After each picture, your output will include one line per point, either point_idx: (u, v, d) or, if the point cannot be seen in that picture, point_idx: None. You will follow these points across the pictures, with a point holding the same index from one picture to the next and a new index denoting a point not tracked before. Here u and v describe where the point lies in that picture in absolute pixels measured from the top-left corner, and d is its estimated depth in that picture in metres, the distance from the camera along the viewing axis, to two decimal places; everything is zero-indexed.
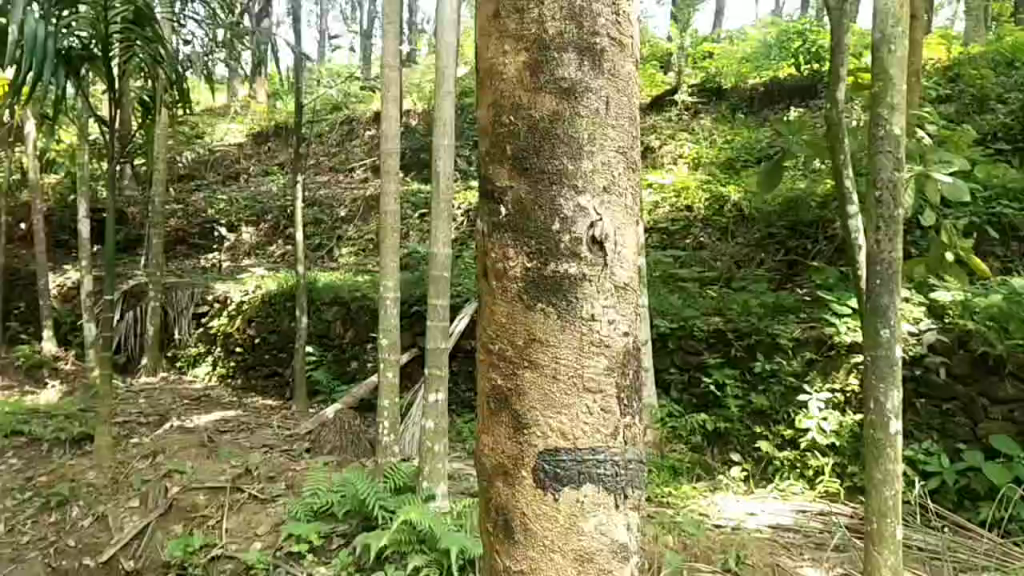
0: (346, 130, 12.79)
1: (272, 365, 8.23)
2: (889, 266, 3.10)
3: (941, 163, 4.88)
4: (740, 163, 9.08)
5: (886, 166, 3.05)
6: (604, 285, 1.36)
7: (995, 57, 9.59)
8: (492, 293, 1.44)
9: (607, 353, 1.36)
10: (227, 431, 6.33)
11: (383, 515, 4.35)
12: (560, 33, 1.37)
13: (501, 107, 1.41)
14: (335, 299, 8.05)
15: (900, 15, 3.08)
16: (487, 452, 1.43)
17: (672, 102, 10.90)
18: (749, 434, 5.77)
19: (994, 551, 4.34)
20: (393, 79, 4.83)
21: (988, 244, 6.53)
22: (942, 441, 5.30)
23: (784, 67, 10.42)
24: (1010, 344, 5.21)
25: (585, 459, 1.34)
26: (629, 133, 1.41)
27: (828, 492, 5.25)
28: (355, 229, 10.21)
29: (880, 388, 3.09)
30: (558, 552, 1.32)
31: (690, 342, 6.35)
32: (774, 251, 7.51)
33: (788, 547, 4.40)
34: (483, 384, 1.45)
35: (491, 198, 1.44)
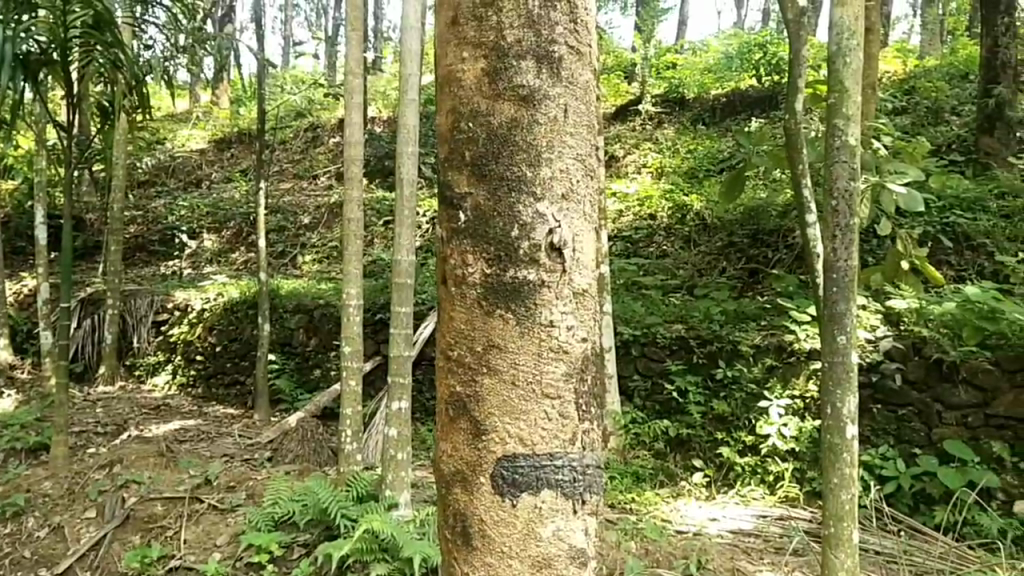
0: (310, 137, 12.72)
1: (234, 373, 8.09)
2: (846, 274, 3.14)
3: (896, 173, 4.99)
4: (703, 172, 9.19)
5: (842, 175, 3.11)
6: (561, 292, 1.42)
7: (949, 69, 9.80)
8: (451, 299, 1.48)
9: (566, 359, 1.42)
10: (186, 441, 6.25)
11: (345, 524, 4.32)
12: (519, 41, 1.42)
13: (461, 113, 1.47)
14: (298, 306, 8.00)
15: (855, 29, 3.15)
16: (445, 457, 1.47)
17: (635, 112, 11.03)
18: (711, 440, 5.82)
19: (949, 555, 4.42)
20: (358, 87, 4.83)
21: (942, 253, 6.66)
22: (898, 446, 5.38)
23: (744, 79, 10.57)
24: (964, 350, 5.35)
25: (543, 464, 1.40)
26: (588, 140, 1.47)
27: (788, 497, 5.38)
28: (319, 237, 10.14)
29: (836, 393, 3.14)
30: (515, 558, 1.38)
31: (654, 349, 6.39)
32: (736, 259, 7.60)
33: (749, 551, 4.45)
34: (442, 389, 1.49)
35: (450, 204, 1.49)
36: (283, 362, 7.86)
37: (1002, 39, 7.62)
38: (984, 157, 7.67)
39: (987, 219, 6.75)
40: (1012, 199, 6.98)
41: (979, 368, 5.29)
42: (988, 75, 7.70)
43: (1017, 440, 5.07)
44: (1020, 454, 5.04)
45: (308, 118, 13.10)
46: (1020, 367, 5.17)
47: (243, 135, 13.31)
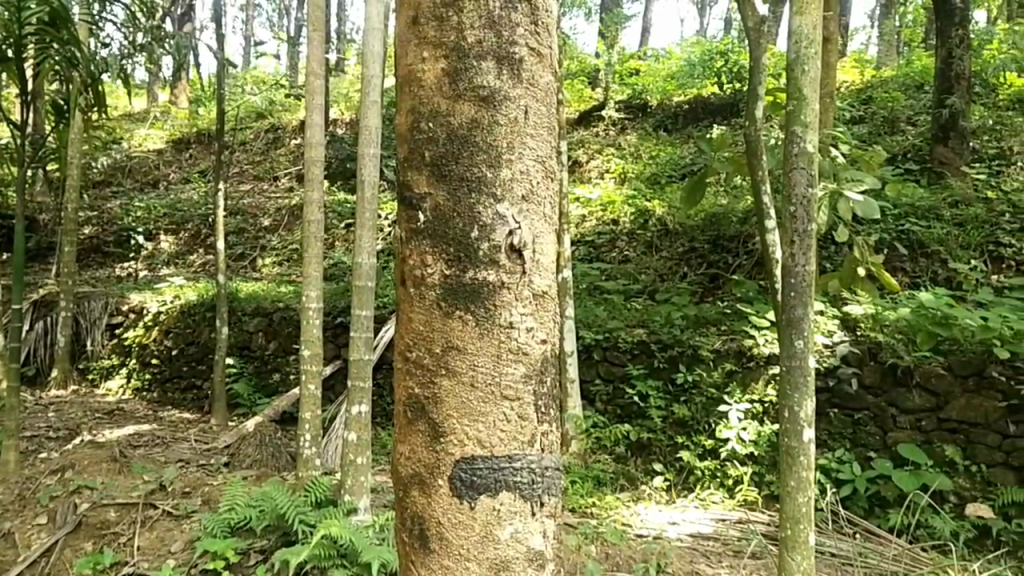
0: (272, 138, 12.58)
1: (191, 376, 7.96)
2: (803, 279, 3.18)
3: (853, 181, 5.06)
4: (665, 178, 9.26)
5: (801, 181, 3.15)
6: (521, 293, 1.41)
7: (905, 80, 9.98)
8: (409, 300, 1.47)
9: (525, 361, 1.41)
10: (141, 446, 6.12)
11: (303, 530, 4.26)
12: (479, 41, 1.41)
13: (421, 113, 1.45)
14: (257, 309, 7.90)
15: (814, 37, 3.17)
16: (403, 461, 1.45)
17: (598, 118, 11.10)
18: (671, 444, 5.85)
19: (904, 557, 4.49)
20: (318, 87, 4.77)
21: (897, 260, 6.77)
22: (854, 449, 5.45)
23: (706, 86, 10.69)
24: (918, 355, 5.45)
25: (501, 466, 1.39)
26: (548, 142, 1.46)
27: (747, 500, 5.41)
28: (279, 239, 10.03)
29: (794, 397, 3.16)
30: (473, 561, 1.36)
31: (615, 353, 6.42)
32: (696, 265, 7.67)
33: (708, 555, 4.47)
34: (399, 392, 1.47)
35: (409, 204, 1.47)
36: (241, 365, 7.76)
37: (956, 51, 7.77)
38: (938, 166, 7.82)
39: (941, 227, 6.90)
40: (964, 207, 7.13)
41: (932, 373, 5.39)
42: (942, 87, 7.85)
43: (969, 443, 5.18)
44: (972, 457, 5.14)
45: (269, 120, 12.98)
46: (971, 372, 5.27)
47: (202, 135, 13.15)
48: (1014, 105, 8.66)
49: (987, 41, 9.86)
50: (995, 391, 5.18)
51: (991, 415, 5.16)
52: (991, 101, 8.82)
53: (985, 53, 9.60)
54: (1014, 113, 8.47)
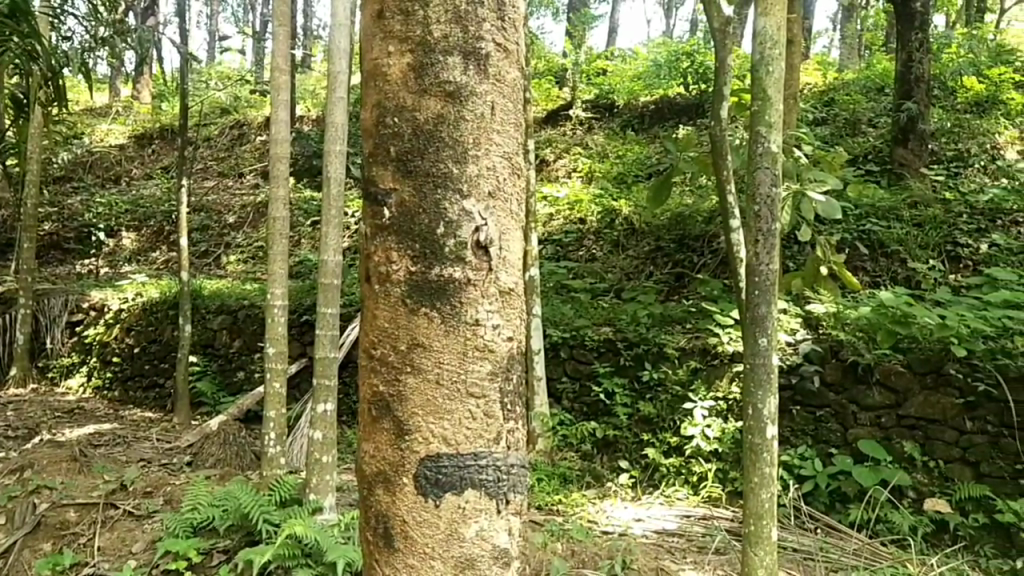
0: (236, 134, 12.44)
1: (153, 376, 7.82)
2: (767, 278, 3.22)
3: (816, 182, 5.13)
4: (631, 177, 9.32)
5: (765, 181, 3.18)
6: (487, 290, 1.42)
7: (867, 82, 10.14)
8: (374, 296, 1.47)
9: (491, 358, 1.41)
10: (101, 445, 6.04)
11: (267, 529, 4.23)
12: (446, 36, 1.42)
13: (386, 108, 1.45)
14: (221, 307, 7.80)
15: (778, 38, 3.21)
16: (368, 458, 1.45)
17: (565, 117, 11.13)
18: (637, 442, 5.90)
19: (864, 551, 4.57)
20: (284, 83, 4.72)
21: (859, 259, 6.89)
22: (816, 446, 5.53)
23: (673, 87, 10.79)
24: (878, 353, 5.54)
25: (467, 464, 1.39)
26: (515, 138, 1.47)
27: (711, 497, 5.46)
28: (244, 237, 9.93)
29: (758, 394, 3.20)
30: (438, 559, 1.37)
31: (581, 352, 6.45)
32: (662, 263, 7.74)
33: (672, 551, 4.51)
34: (364, 389, 1.47)
35: (374, 200, 1.47)
36: (205, 364, 7.68)
37: (915, 54, 7.91)
38: (898, 167, 7.96)
39: (901, 227, 7.02)
40: (923, 208, 7.26)
41: (892, 370, 5.48)
42: (902, 90, 8.00)
43: (928, 439, 5.29)
44: (930, 453, 5.26)
45: (234, 116, 12.84)
46: (930, 369, 5.38)
47: (165, 131, 12.96)
48: (972, 108, 8.83)
49: (945, 45, 10.08)
50: (952, 389, 5.29)
51: (949, 412, 5.26)
52: (950, 104, 8.98)
53: (944, 57, 9.78)
54: (971, 116, 8.62)
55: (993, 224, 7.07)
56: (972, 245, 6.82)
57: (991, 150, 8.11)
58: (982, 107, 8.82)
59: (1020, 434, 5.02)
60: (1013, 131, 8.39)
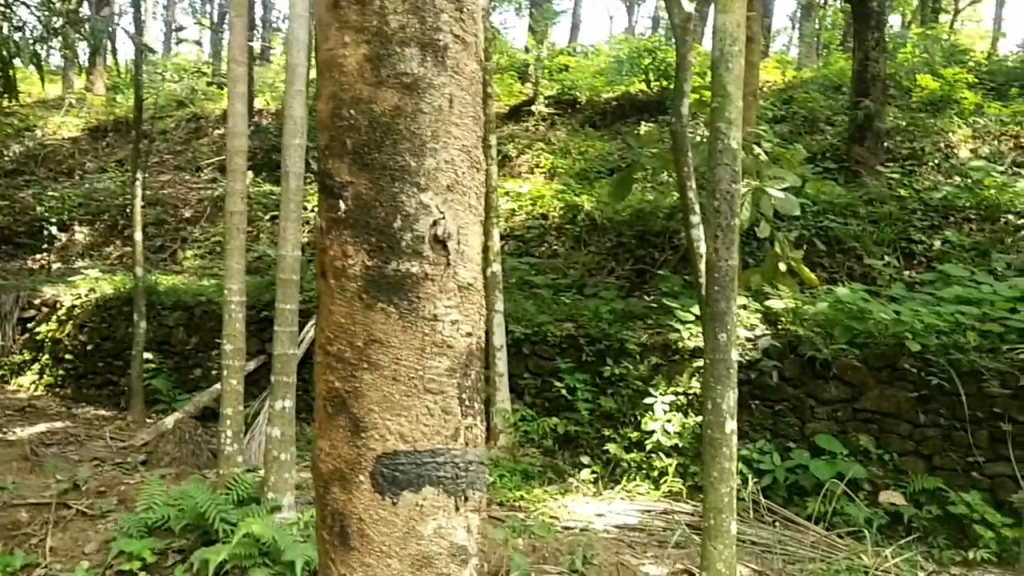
0: (193, 128, 12.22)
1: (106, 372, 7.71)
2: (726, 273, 3.23)
3: (776, 179, 5.16)
4: (594, 173, 9.34)
5: (725, 177, 3.19)
6: (446, 285, 1.39)
7: (824, 81, 10.26)
8: (330, 291, 1.44)
9: (449, 353, 1.39)
10: (53, 444, 5.89)
11: (224, 529, 4.16)
12: (403, 28, 1.39)
13: (342, 99, 1.42)
14: (177, 302, 7.65)
15: (737, 35, 3.22)
16: (324, 456, 1.43)
17: (528, 113, 11.10)
18: (598, 437, 5.91)
19: (820, 544, 4.65)
20: (240, 76, 4.63)
21: (816, 256, 6.94)
22: (774, 440, 5.58)
23: (635, 83, 10.81)
24: (835, 348, 5.62)
25: (424, 461, 1.37)
26: (474, 131, 1.44)
27: (672, 491, 5.48)
28: (201, 232, 9.76)
29: (717, 389, 3.21)
30: (395, 557, 1.36)
31: (543, 347, 6.43)
32: (624, 259, 7.78)
33: (634, 546, 4.52)
34: (320, 385, 1.44)
35: (330, 193, 1.44)
36: (160, 361, 7.51)
37: (872, 54, 8.03)
38: (856, 165, 8.05)
39: (858, 224, 7.12)
40: (879, 205, 7.39)
41: (849, 365, 5.55)
42: (859, 88, 8.10)
43: (883, 432, 5.39)
44: (884, 446, 5.36)
45: (191, 108, 12.62)
46: (885, 363, 5.47)
47: (119, 123, 12.69)
48: (926, 106, 8.98)
49: (900, 44, 10.25)
50: (906, 383, 5.39)
51: (903, 406, 5.36)
52: (906, 103, 9.13)
53: (899, 56, 9.94)
54: (926, 115, 8.74)
55: (946, 221, 7.22)
56: (926, 242, 6.97)
57: (943, 148, 8.27)
58: (935, 107, 8.97)
59: (972, 427, 5.19)
60: (967, 130, 8.54)
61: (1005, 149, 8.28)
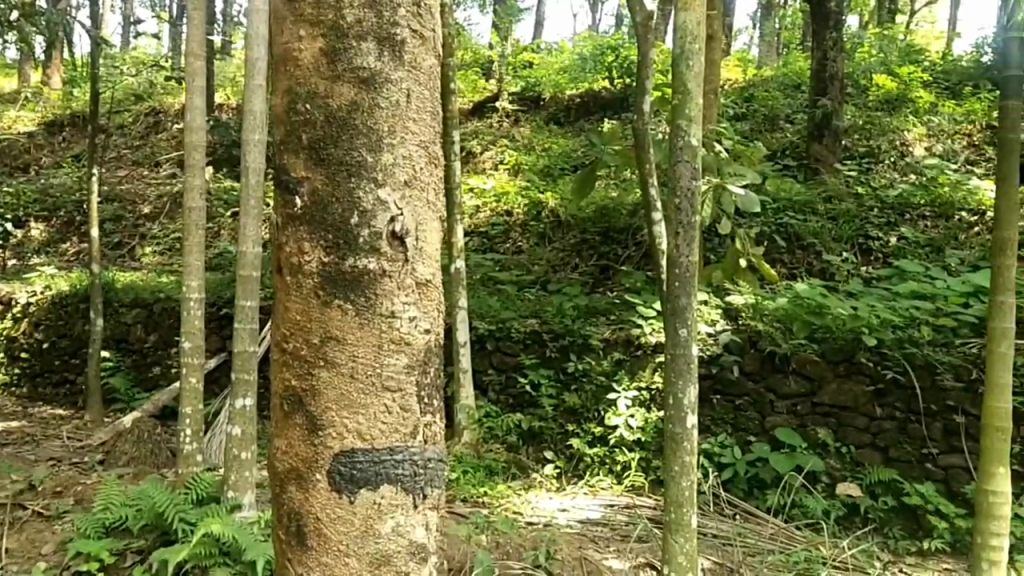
0: (151, 123, 12.14)
1: (63, 371, 7.56)
2: (687, 269, 3.26)
3: (736, 176, 5.21)
4: (557, 170, 9.37)
5: (685, 174, 3.22)
6: (403, 282, 1.39)
7: (784, 79, 10.40)
8: (286, 288, 1.43)
9: (406, 351, 1.39)
10: (8, 445, 5.79)
11: (183, 529, 4.11)
12: (359, 21, 1.38)
13: (297, 94, 1.41)
14: (135, 300, 7.56)
15: (697, 33, 3.23)
16: (280, 455, 1.42)
17: (492, 109, 11.13)
18: (562, 433, 5.93)
19: (779, 536, 4.72)
20: (199, 70, 4.56)
21: (776, 252, 7.04)
22: (735, 434, 5.64)
23: (598, 81, 10.87)
24: (794, 342, 5.69)
25: (382, 459, 1.37)
26: (432, 127, 1.44)
27: (635, 486, 5.52)
28: (160, 228, 9.63)
29: (678, 384, 3.23)
30: (353, 556, 1.35)
31: (507, 344, 6.44)
32: (587, 255, 7.81)
33: (597, 540, 4.55)
34: (276, 383, 1.43)
35: (285, 189, 1.43)
36: (117, 359, 7.41)
37: (830, 53, 8.14)
38: (814, 163, 8.17)
39: (817, 221, 7.24)
40: (837, 202, 7.51)
41: (808, 360, 5.63)
42: (818, 87, 8.21)
43: (840, 425, 5.48)
44: (842, 439, 5.45)
45: (150, 102, 12.47)
46: (842, 358, 5.56)
47: (76, 117, 12.49)
48: (883, 105, 9.13)
49: (858, 44, 10.43)
50: (863, 376, 5.48)
51: (860, 400, 5.46)
52: (863, 101, 9.29)
53: (857, 56, 10.12)
54: (882, 113, 8.89)
55: (902, 218, 7.36)
56: (882, 238, 7.09)
57: (900, 147, 8.41)
58: (892, 105, 9.13)
59: (926, 419, 5.29)
60: (922, 128, 8.66)
61: (958, 148, 8.44)
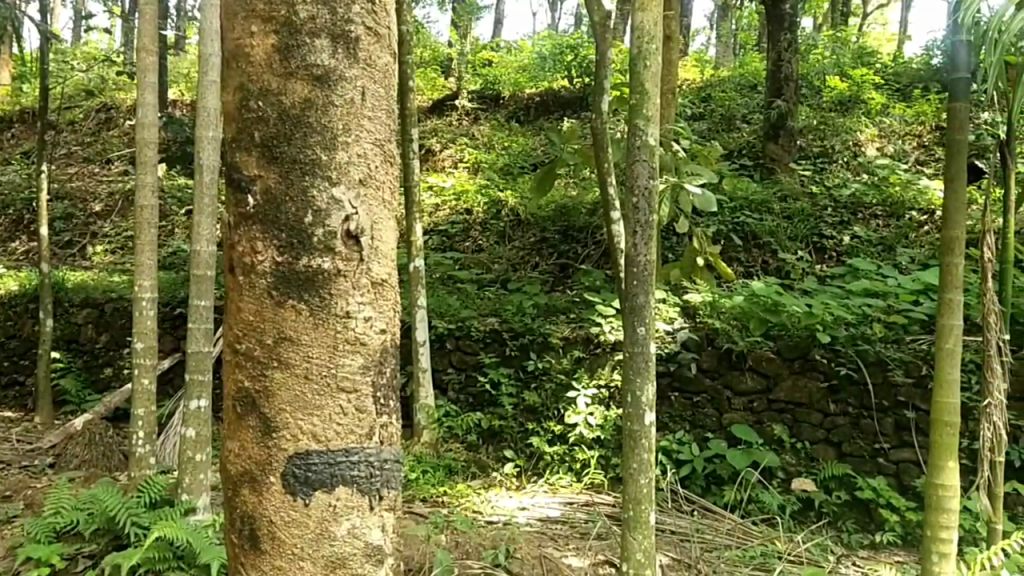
0: (103, 118, 11.95)
1: (11, 373, 7.37)
2: (645, 268, 3.27)
3: (693, 175, 5.26)
4: (517, 168, 9.36)
5: (643, 173, 3.24)
6: (358, 281, 1.38)
7: (741, 80, 10.53)
8: (238, 288, 1.40)
9: (361, 352, 1.38)
10: None
11: (135, 533, 4.03)
12: (312, 18, 1.36)
13: (249, 91, 1.38)
14: (86, 300, 7.42)
15: (654, 33, 3.24)
16: (233, 457, 1.39)
17: (451, 107, 11.13)
18: (522, 431, 5.94)
19: (736, 531, 4.78)
20: (151, 65, 4.47)
21: (733, 251, 7.15)
22: (693, 431, 5.70)
23: (557, 80, 10.91)
24: (750, 340, 5.75)
25: (338, 460, 1.35)
26: (387, 125, 1.43)
27: (594, 483, 5.53)
28: (112, 226, 9.44)
29: (636, 382, 3.25)
30: (307, 560, 1.33)
31: (467, 343, 6.43)
32: (548, 254, 7.79)
33: (556, 538, 4.56)
34: (228, 385, 1.41)
35: (237, 188, 1.40)
36: (68, 360, 7.24)
37: (785, 54, 8.26)
38: (770, 162, 8.29)
39: (772, 220, 7.34)
40: (792, 201, 7.63)
41: (763, 357, 5.71)
42: (773, 87, 8.32)
43: (795, 421, 5.56)
44: (797, 435, 5.53)
45: (101, 98, 12.24)
46: (797, 355, 5.64)
47: (25, 113, 12.22)
48: (836, 106, 9.29)
49: (811, 46, 10.62)
50: (817, 373, 5.57)
51: (814, 396, 5.55)
52: (816, 102, 9.45)
53: (811, 57, 10.29)
54: (836, 114, 9.05)
55: (855, 217, 7.49)
56: (836, 237, 7.22)
57: (853, 147, 8.55)
58: (845, 106, 9.29)
59: (878, 415, 5.39)
60: (873, 129, 8.82)
61: (909, 148, 8.61)
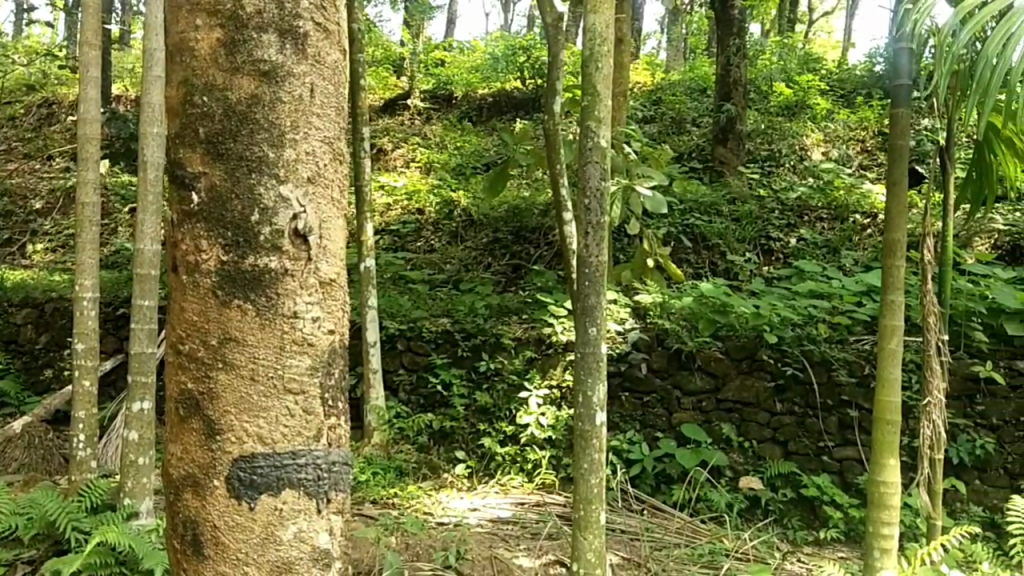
0: (44, 114, 11.65)
1: None
2: (596, 268, 3.28)
3: (643, 177, 5.28)
4: (468, 168, 9.35)
5: (594, 175, 3.25)
6: (306, 281, 1.36)
7: (691, 84, 10.64)
8: (181, 288, 1.37)
9: (309, 352, 1.35)
10: None
11: (76, 538, 3.92)
12: (259, 12, 1.34)
13: (193, 85, 1.35)
14: (25, 300, 7.21)
15: (605, 35, 3.25)
16: (175, 461, 1.36)
17: (404, 107, 11.16)
18: (473, 432, 5.93)
19: (685, 530, 4.83)
20: (93, 59, 4.33)
21: (683, 252, 7.25)
22: (643, 430, 5.75)
23: (510, 81, 10.90)
24: (699, 340, 5.81)
25: (284, 463, 1.32)
26: (335, 122, 1.41)
27: (545, 483, 5.55)
28: (53, 224, 9.19)
29: (588, 382, 3.26)
30: (252, 564, 1.30)
31: (418, 343, 6.39)
32: (500, 255, 7.78)
33: (506, 538, 4.56)
34: (171, 387, 1.38)
35: (180, 184, 1.37)
36: (6, 362, 7.04)
37: (733, 59, 8.37)
38: (719, 165, 8.40)
39: (721, 221, 7.45)
40: (741, 204, 7.75)
41: (712, 357, 5.78)
42: (722, 92, 8.43)
43: (743, 421, 5.64)
44: (745, 434, 5.61)
45: (43, 93, 11.93)
46: (745, 355, 5.72)
47: None
48: (783, 111, 9.46)
49: (759, 51, 10.81)
50: (764, 373, 5.66)
51: (761, 396, 5.63)
52: (764, 107, 9.61)
53: (759, 63, 10.46)
54: (783, 118, 9.22)
55: (800, 220, 7.64)
56: (783, 239, 7.36)
57: (799, 151, 8.70)
58: (791, 111, 9.45)
59: (823, 414, 5.50)
60: (819, 134, 9.00)
61: (852, 153, 8.79)
